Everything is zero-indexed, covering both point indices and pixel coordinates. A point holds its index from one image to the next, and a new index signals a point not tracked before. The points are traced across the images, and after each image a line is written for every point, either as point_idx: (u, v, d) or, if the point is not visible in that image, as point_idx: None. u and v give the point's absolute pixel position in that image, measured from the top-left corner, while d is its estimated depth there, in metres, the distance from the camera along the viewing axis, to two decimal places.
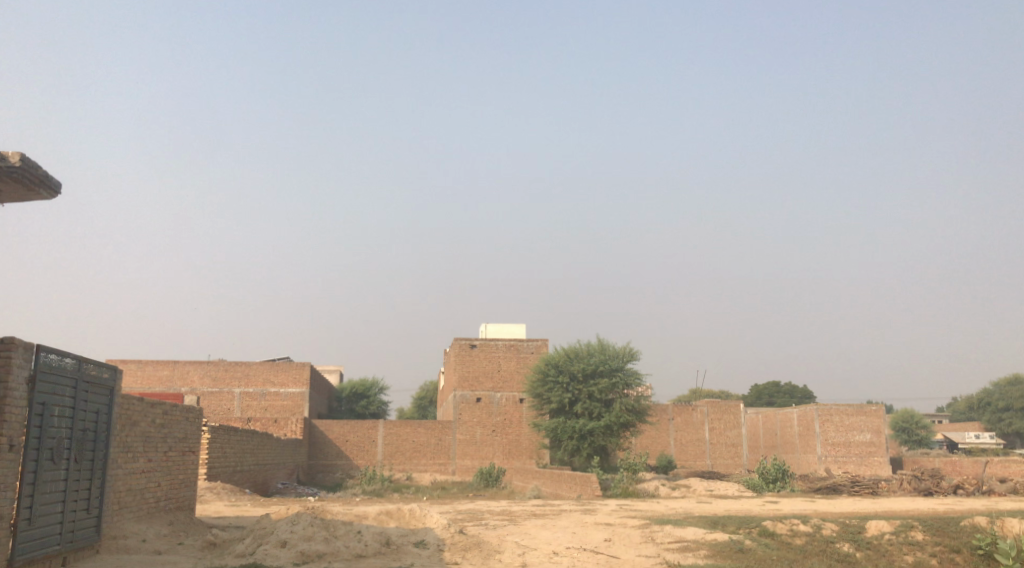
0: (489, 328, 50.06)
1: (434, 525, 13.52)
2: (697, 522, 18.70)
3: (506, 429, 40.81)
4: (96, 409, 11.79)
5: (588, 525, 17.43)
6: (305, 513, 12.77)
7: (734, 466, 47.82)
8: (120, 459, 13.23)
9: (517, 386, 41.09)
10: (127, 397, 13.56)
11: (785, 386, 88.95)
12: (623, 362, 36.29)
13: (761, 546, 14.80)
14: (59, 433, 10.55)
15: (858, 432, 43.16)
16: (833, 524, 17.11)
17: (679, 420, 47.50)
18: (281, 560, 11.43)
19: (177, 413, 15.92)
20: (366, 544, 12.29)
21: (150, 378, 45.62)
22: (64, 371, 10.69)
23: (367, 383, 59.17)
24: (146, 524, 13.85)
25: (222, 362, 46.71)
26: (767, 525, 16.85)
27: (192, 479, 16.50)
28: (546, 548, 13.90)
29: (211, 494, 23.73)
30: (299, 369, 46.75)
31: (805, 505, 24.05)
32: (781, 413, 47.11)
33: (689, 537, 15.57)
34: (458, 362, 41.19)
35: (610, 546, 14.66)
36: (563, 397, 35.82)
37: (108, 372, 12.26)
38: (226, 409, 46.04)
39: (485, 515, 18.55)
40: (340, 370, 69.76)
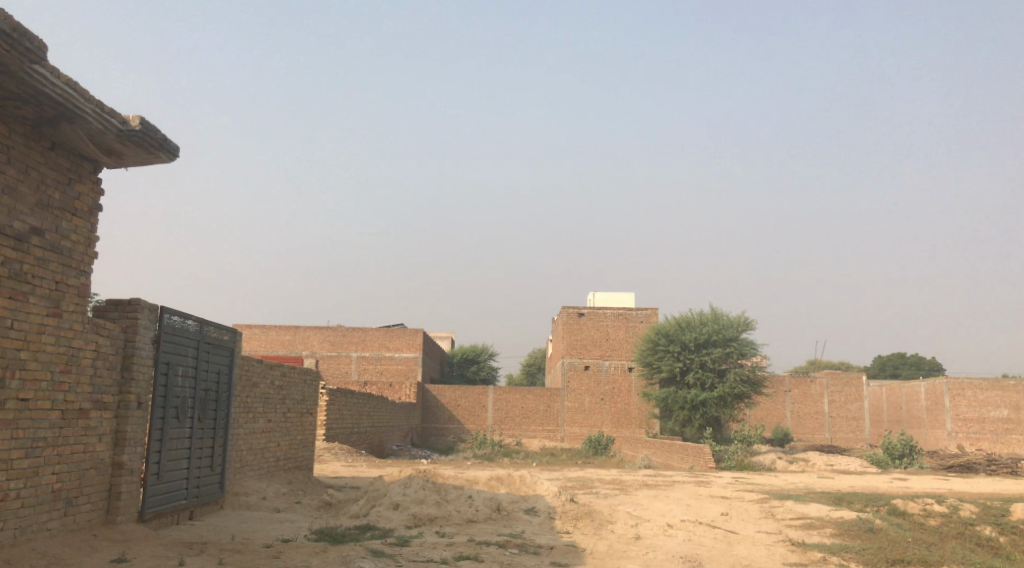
0: (598, 296, 49.53)
1: (545, 493, 13.28)
2: (819, 498, 17.81)
3: (615, 397, 40.37)
4: (217, 370, 12.12)
5: (703, 498, 16.87)
6: (417, 477, 12.79)
7: (856, 440, 45.72)
8: (242, 419, 13.64)
9: (627, 354, 40.49)
10: (247, 359, 13.92)
11: (911, 358, 84.46)
12: (737, 331, 35.07)
13: (893, 526, 13.84)
14: (183, 393, 10.87)
15: (993, 408, 40.14)
16: (972, 506, 15.88)
17: (796, 391, 45.77)
18: (394, 522, 11.50)
19: (295, 376, 16.30)
20: (477, 509, 12.21)
21: (273, 342, 47.58)
22: (186, 333, 10.97)
23: (477, 349, 59.84)
24: (266, 482, 14.29)
25: (340, 327, 48.19)
26: (897, 504, 15.83)
27: (310, 440, 16.94)
28: (660, 520, 13.47)
29: (330, 454, 24.48)
30: (412, 335, 47.66)
31: (938, 484, 22.55)
32: (909, 387, 44.60)
33: (812, 515, 14.79)
34: (566, 330, 40.85)
35: (728, 520, 14.08)
36: (674, 366, 35.00)
37: (228, 334, 12.58)
38: (344, 372, 47.58)
39: (597, 484, 18.30)
40: (452, 336, 70.87)
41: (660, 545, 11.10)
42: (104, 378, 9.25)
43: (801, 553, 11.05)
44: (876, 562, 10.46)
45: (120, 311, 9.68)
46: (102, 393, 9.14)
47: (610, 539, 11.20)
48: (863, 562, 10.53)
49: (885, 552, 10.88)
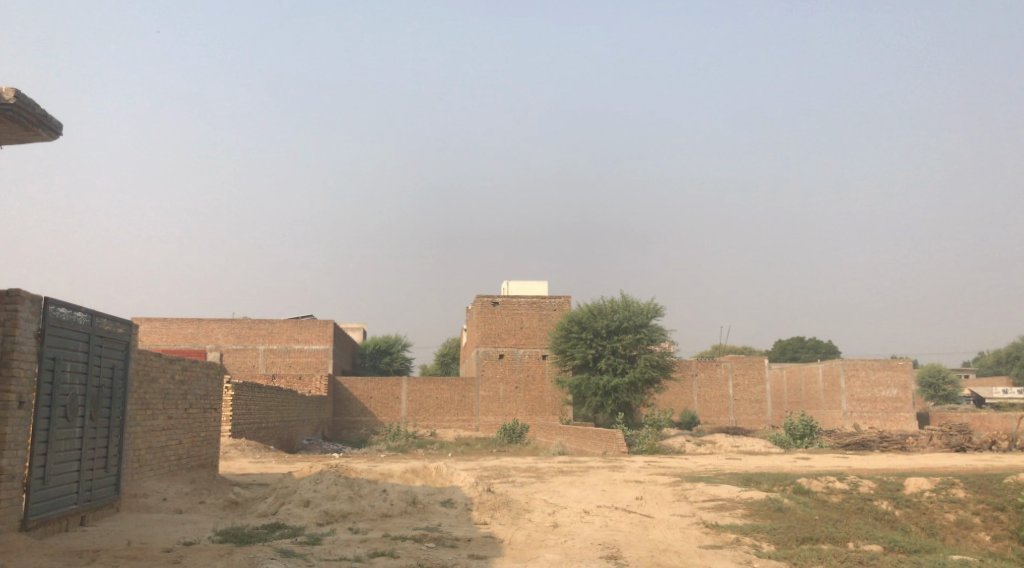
0: (512, 285, 49.51)
1: (461, 484, 13.02)
2: (729, 479, 18.20)
3: (529, 385, 40.45)
4: (111, 364, 11.38)
5: (617, 482, 16.97)
6: (329, 472, 12.36)
7: (758, 421, 47.25)
8: (139, 417, 12.87)
9: (541, 342, 40.60)
10: (144, 353, 13.13)
11: (809, 341, 88.04)
12: (647, 317, 35.63)
13: (800, 505, 14.19)
14: (73, 390, 10.14)
15: (884, 387, 42.34)
16: (870, 481, 16.44)
17: (703, 375, 46.93)
18: (304, 520, 11.07)
19: (197, 369, 15.53)
20: (392, 503, 11.87)
21: (175, 335, 45.66)
22: (75, 326, 10.23)
23: (390, 340, 59.01)
24: (167, 482, 13.57)
25: (246, 319, 46.65)
26: (802, 482, 16.27)
27: (214, 436, 16.19)
28: (576, 507, 13.43)
29: (236, 450, 23.60)
30: (322, 327, 46.58)
31: (838, 462, 23.44)
32: (808, 369, 46.30)
33: (723, 496, 15.05)
34: (480, 319, 40.60)
35: (642, 505, 14.16)
36: (586, 353, 35.29)
37: (122, 327, 11.83)
38: (251, 366, 46.12)
39: (512, 472, 18.22)
40: (363, 327, 69.69)
41: (577, 532, 11.01)
42: None
43: (715, 536, 11.14)
44: (787, 541, 10.61)
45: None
46: None
47: (528, 528, 11.04)
48: (775, 542, 10.68)
49: (794, 531, 11.07)
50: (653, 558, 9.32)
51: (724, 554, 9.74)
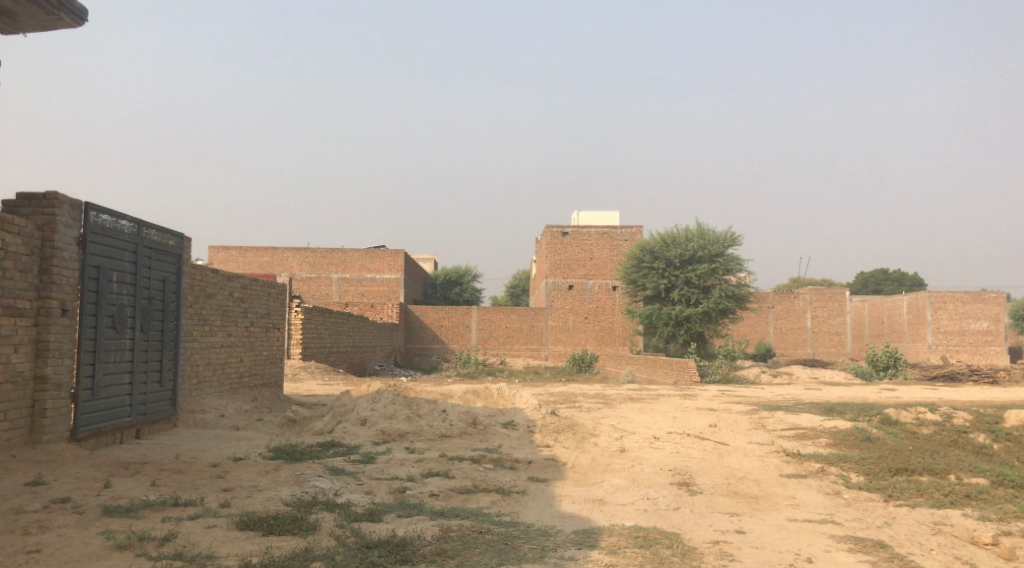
0: (583, 216, 48.44)
1: (524, 406, 12.40)
2: (810, 409, 17.15)
3: (599, 316, 39.74)
4: (163, 278, 11.04)
5: (689, 410, 16.18)
6: (386, 391, 11.90)
7: (837, 354, 45.59)
8: (196, 332, 12.60)
9: (611, 274, 39.60)
10: (199, 268, 12.77)
11: (894, 273, 84.46)
12: (723, 246, 34.17)
13: (890, 436, 13.14)
14: (120, 300, 9.81)
15: (973, 320, 40.19)
16: (965, 413, 15.18)
17: (780, 307, 45.30)
18: (360, 439, 10.65)
19: (258, 288, 15.16)
20: (451, 424, 11.35)
21: (251, 263, 46.25)
22: (120, 236, 9.85)
23: (460, 271, 58.76)
24: (227, 399, 13.39)
25: (319, 248, 46.86)
26: (890, 413, 15.19)
27: (277, 356, 15.95)
28: (645, 432, 12.72)
29: (305, 373, 23.62)
30: (393, 256, 46.53)
31: (927, 394, 22.10)
32: (891, 301, 44.12)
33: (805, 425, 14.10)
34: (549, 250, 39.72)
35: (717, 432, 13.36)
36: (659, 283, 34.13)
37: (173, 240, 11.46)
38: (324, 294, 46.54)
39: (579, 397, 17.59)
40: (435, 258, 69.58)
41: (646, 457, 10.29)
42: (17, 283, 8.18)
43: (797, 465, 10.26)
44: (878, 472, 9.62)
45: (34, 206, 8.54)
46: (14, 299, 8.10)
47: (593, 452, 10.35)
48: (864, 473, 9.72)
49: (887, 462, 10.06)
50: (729, 486, 8.45)
51: (810, 484, 8.80)
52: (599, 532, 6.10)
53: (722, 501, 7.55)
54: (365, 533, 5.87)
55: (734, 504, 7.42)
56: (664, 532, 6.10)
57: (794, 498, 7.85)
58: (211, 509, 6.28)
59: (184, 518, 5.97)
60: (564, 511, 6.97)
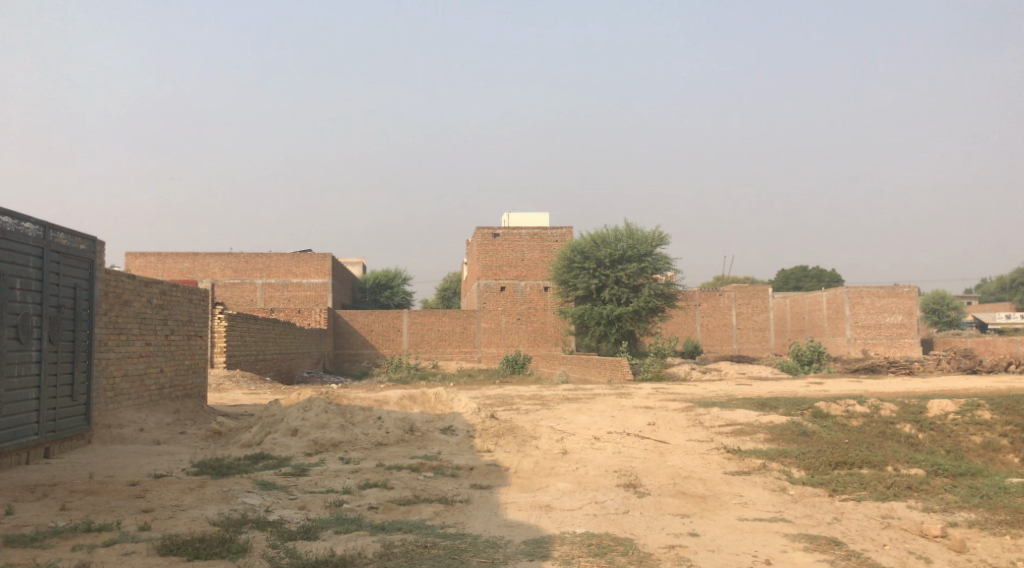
0: (512, 217, 48.29)
1: (462, 410, 12.04)
2: (744, 404, 17.28)
3: (531, 317, 39.60)
4: (73, 284, 10.33)
5: (626, 409, 16.10)
6: (318, 399, 11.40)
7: (762, 349, 46.57)
8: (112, 342, 11.86)
9: (543, 275, 39.50)
10: (114, 274, 12.02)
11: (813, 270, 87.10)
12: (652, 246, 34.43)
13: (823, 429, 13.27)
14: (23, 309, 9.13)
15: (889, 314, 41.55)
16: (892, 404, 15.48)
17: (706, 305, 46.04)
18: (291, 450, 10.15)
19: (178, 294, 14.40)
20: (387, 431, 10.93)
21: (172, 270, 44.57)
22: (22, 239, 9.16)
23: (390, 274, 57.91)
24: (147, 412, 12.67)
25: (243, 253, 45.48)
26: (821, 406, 15.38)
27: (201, 365, 15.21)
28: (585, 433, 12.53)
29: (230, 382, 22.74)
30: (321, 260, 45.54)
31: (852, 386, 22.61)
32: (811, 296, 45.24)
33: (741, 421, 14.16)
34: (480, 252, 39.33)
35: (656, 430, 13.26)
36: (589, 283, 34.19)
37: (85, 244, 10.74)
38: (249, 300, 45.20)
39: (515, 399, 17.34)
40: (363, 262, 68.43)
41: (589, 459, 10.09)
42: None
43: (739, 461, 10.20)
44: (819, 466, 9.62)
45: None
46: None
47: (535, 456, 10.08)
48: (804, 468, 9.71)
49: (826, 455, 10.07)
50: (676, 486, 8.29)
51: (755, 480, 8.72)
52: (550, 541, 5.82)
53: (671, 502, 7.38)
54: (300, 553, 5.47)
55: (684, 505, 7.25)
56: (617, 538, 5.87)
57: (741, 497, 7.72)
58: (129, 535, 5.77)
59: (98, 546, 5.47)
60: (511, 519, 6.68)
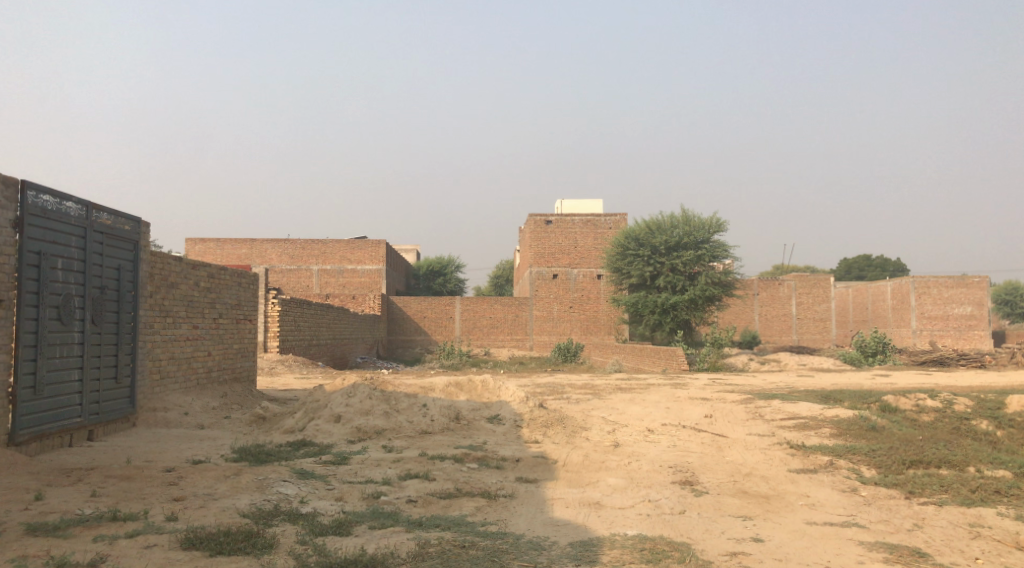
0: (566, 205, 47.68)
1: (510, 399, 11.57)
2: (806, 396, 16.50)
3: (584, 305, 39.02)
4: (116, 265, 10.18)
5: (681, 399, 15.50)
6: (362, 385, 11.08)
7: (822, 341, 45.16)
8: (158, 324, 11.74)
9: (596, 262, 38.86)
10: (160, 256, 11.89)
11: (877, 259, 84.38)
12: (709, 233, 33.49)
13: (894, 424, 12.48)
14: (65, 289, 8.98)
15: (957, 305, 39.80)
16: (967, 399, 14.54)
17: (765, 294, 44.82)
18: (334, 437, 9.88)
19: (227, 277, 14.26)
20: (432, 420, 10.57)
21: (229, 256, 45.13)
22: (65, 219, 9.01)
23: (443, 261, 57.83)
24: (194, 396, 12.57)
25: (299, 239, 45.81)
26: (889, 400, 14.55)
27: (250, 349, 15.08)
28: (638, 425, 12.00)
29: (283, 366, 22.77)
30: (375, 247, 45.63)
31: (921, 379, 21.56)
32: (875, 286, 43.68)
33: (804, 414, 13.44)
34: (533, 239, 38.83)
35: (713, 423, 12.66)
36: (644, 271, 33.44)
37: (130, 225, 10.59)
38: (305, 286, 45.52)
39: (567, 388, 16.85)
40: (416, 249, 68.53)
41: (643, 453, 9.56)
42: None
43: (803, 458, 9.56)
44: (891, 465, 8.93)
45: None
46: None
47: (585, 448, 9.60)
48: (874, 466, 9.03)
49: (900, 453, 9.36)
50: (736, 484, 7.72)
51: (822, 480, 8.09)
52: (599, 544, 5.36)
53: (732, 503, 6.83)
54: (328, 551, 5.12)
55: (745, 505, 6.70)
56: (673, 543, 5.38)
57: (808, 498, 7.13)
58: (153, 524, 5.47)
59: (120, 537, 5.18)
60: (557, 517, 6.23)
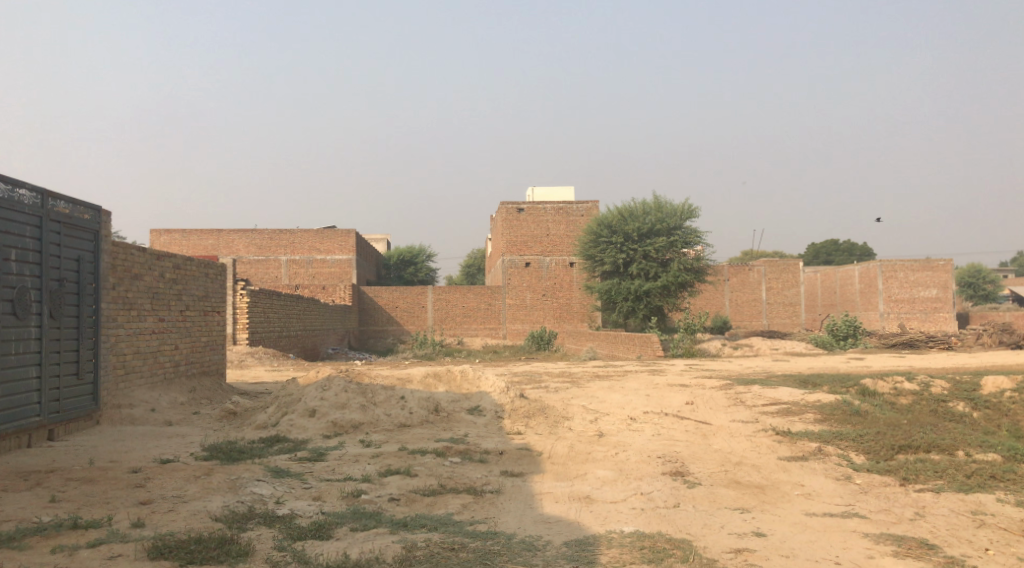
0: (538, 192, 47.35)
1: (490, 389, 11.24)
2: (785, 381, 16.41)
3: (557, 293, 38.80)
4: (76, 256, 9.71)
5: (660, 386, 15.29)
6: (338, 377, 10.70)
7: (792, 325, 45.43)
8: (121, 318, 11.26)
9: (568, 250, 38.62)
10: (121, 245, 11.39)
11: (844, 244, 85.23)
12: (681, 219, 33.36)
13: (876, 408, 12.37)
14: (20, 282, 8.51)
15: (923, 288, 40.15)
16: (943, 381, 14.50)
17: (735, 280, 44.94)
18: (309, 432, 9.52)
19: (194, 268, 13.76)
20: (410, 412, 10.24)
21: (196, 247, 44.21)
22: (18, 208, 8.53)
23: (414, 251, 57.28)
24: (161, 391, 12.11)
25: (267, 230, 45.01)
26: (867, 383, 14.46)
27: (219, 342, 14.61)
28: (620, 413, 11.76)
29: (252, 358, 22.26)
30: (345, 236, 45.02)
31: (894, 362, 21.63)
32: (843, 271, 43.94)
33: (785, 399, 13.31)
34: (505, 227, 38.45)
35: (695, 410, 12.47)
36: (617, 258, 33.25)
37: (89, 214, 10.10)
38: (274, 277, 44.78)
39: (544, 376, 16.60)
40: (387, 239, 67.84)
41: (628, 442, 9.32)
42: None
43: (791, 445, 9.39)
44: (881, 450, 8.77)
45: None
46: None
47: (569, 439, 9.33)
48: (863, 452, 8.88)
49: (887, 438, 9.21)
50: (728, 473, 7.51)
51: (814, 468, 7.90)
52: (595, 543, 5.14)
53: (727, 494, 6.62)
54: (309, 557, 4.83)
55: (740, 497, 6.49)
56: (673, 541, 5.18)
57: (803, 487, 6.92)
58: (117, 532, 5.11)
59: (82, 547, 4.83)
60: (548, 514, 5.99)
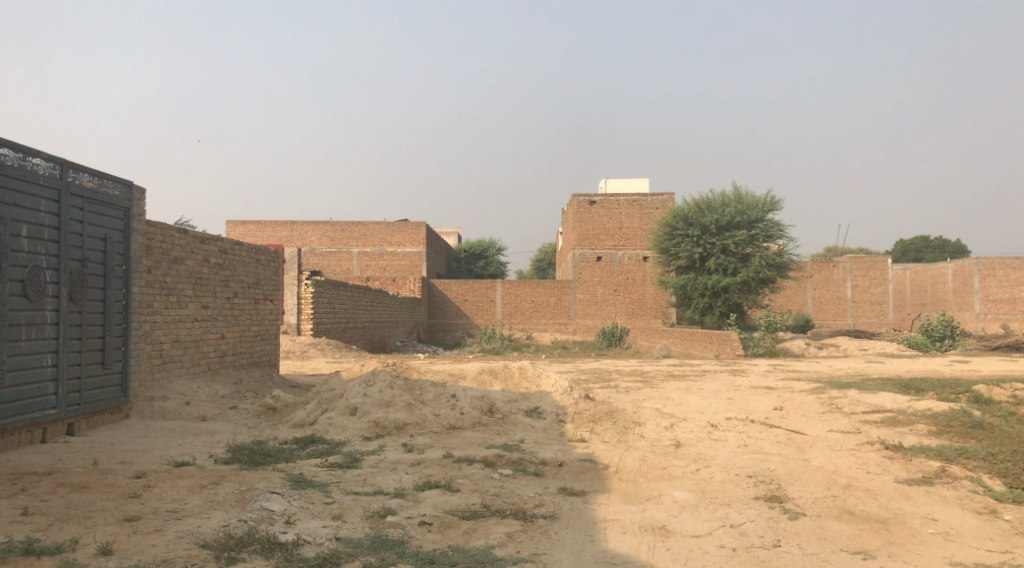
0: (610, 185, 45.89)
1: (551, 388, 10.01)
2: (884, 384, 14.65)
3: (629, 288, 37.30)
4: (102, 235, 8.91)
5: (743, 389, 13.78)
6: (383, 371, 9.65)
7: (879, 325, 42.72)
8: (158, 304, 10.49)
9: (642, 243, 37.08)
10: (159, 226, 10.59)
11: (936, 241, 80.80)
12: (763, 212, 31.44)
13: (998, 419, 10.65)
14: (33, 260, 7.74)
15: None
16: None
17: (819, 276, 42.54)
18: (347, 434, 8.54)
19: (242, 253, 12.93)
20: (462, 413, 9.15)
21: (269, 238, 44.22)
22: (31, 179, 7.75)
23: (485, 244, 56.42)
24: (202, 383, 11.34)
25: (339, 222, 44.73)
26: (982, 391, 12.65)
27: (270, 331, 13.80)
28: (699, 419, 10.40)
29: (315, 349, 21.58)
30: (415, 229, 44.44)
31: (1005, 366, 19.47)
32: (935, 268, 41.06)
33: (889, 407, 11.67)
34: (576, 220, 37.15)
35: (785, 417, 10.99)
36: (693, 252, 31.55)
37: (120, 189, 9.28)
38: (345, 269, 44.47)
39: (615, 375, 15.31)
40: (458, 232, 67.22)
41: (711, 455, 8.01)
42: None
43: (906, 463, 7.92)
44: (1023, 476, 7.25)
45: None
46: None
47: (642, 449, 8.06)
48: (999, 476, 7.37)
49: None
50: (837, 500, 6.14)
51: (944, 495, 6.46)
52: None
53: (841, 528, 5.33)
54: None
55: (858, 534, 5.17)
56: None
57: (937, 522, 5.54)
58: None
59: None
60: (612, 552, 4.81)
